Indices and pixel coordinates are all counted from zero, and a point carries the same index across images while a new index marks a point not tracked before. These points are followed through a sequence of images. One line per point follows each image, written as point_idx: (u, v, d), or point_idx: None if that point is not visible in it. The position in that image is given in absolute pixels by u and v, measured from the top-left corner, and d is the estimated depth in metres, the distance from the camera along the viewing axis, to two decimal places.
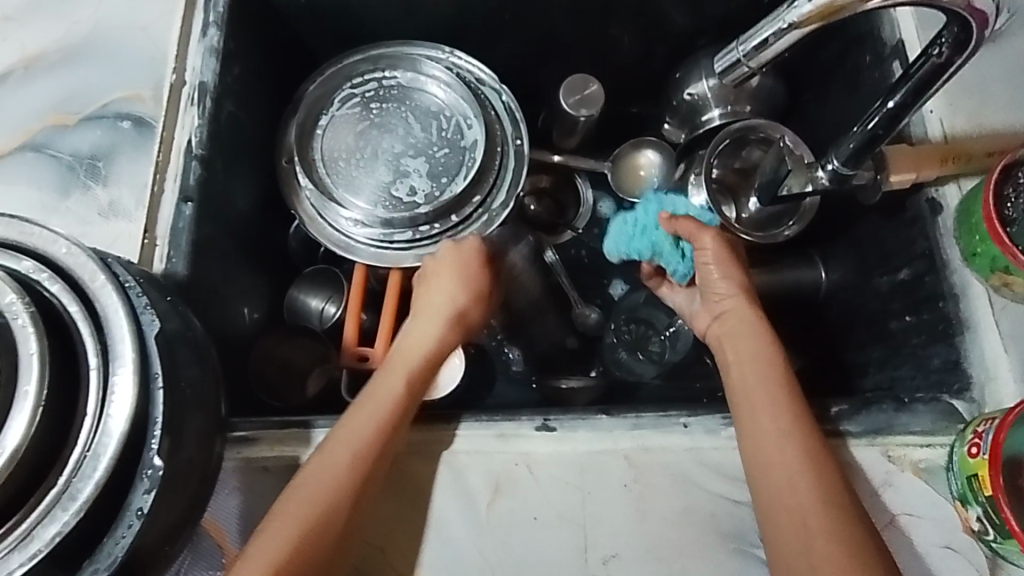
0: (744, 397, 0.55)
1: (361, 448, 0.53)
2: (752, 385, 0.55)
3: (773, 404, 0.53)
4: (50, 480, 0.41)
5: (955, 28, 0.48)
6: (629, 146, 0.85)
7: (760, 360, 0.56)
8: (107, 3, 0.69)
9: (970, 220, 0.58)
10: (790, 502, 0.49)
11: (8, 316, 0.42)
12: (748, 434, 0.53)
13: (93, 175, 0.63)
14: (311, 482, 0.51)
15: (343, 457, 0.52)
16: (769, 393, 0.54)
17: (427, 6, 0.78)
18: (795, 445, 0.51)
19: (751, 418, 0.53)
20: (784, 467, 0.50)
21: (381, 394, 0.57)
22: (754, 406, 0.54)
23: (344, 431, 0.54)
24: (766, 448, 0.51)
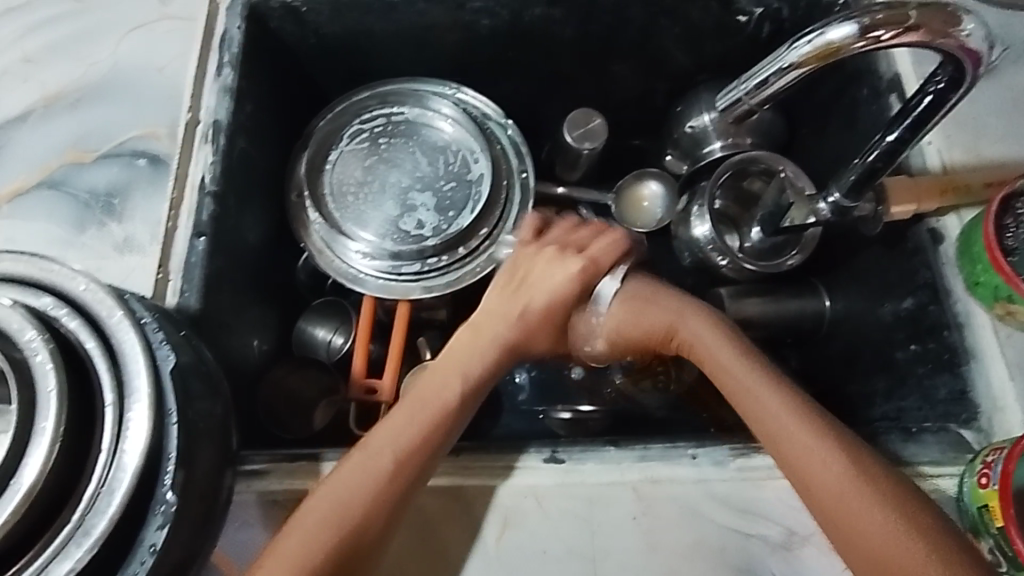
0: (786, 441, 0.51)
1: (403, 453, 0.53)
2: (756, 403, 0.54)
3: (786, 421, 0.52)
4: (64, 516, 0.42)
5: (950, 68, 0.50)
6: (632, 178, 0.85)
7: (744, 376, 0.56)
8: (125, 44, 0.71)
9: (971, 250, 0.59)
10: (844, 517, 0.48)
11: (27, 352, 0.43)
12: (811, 480, 0.50)
13: (108, 211, 0.65)
14: (326, 510, 0.51)
15: (361, 483, 0.52)
16: (815, 438, 0.51)
17: (434, 44, 0.80)
18: (835, 459, 0.50)
19: (777, 446, 0.52)
20: (832, 486, 0.49)
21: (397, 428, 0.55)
22: (806, 455, 0.50)
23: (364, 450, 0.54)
24: (810, 465, 0.50)
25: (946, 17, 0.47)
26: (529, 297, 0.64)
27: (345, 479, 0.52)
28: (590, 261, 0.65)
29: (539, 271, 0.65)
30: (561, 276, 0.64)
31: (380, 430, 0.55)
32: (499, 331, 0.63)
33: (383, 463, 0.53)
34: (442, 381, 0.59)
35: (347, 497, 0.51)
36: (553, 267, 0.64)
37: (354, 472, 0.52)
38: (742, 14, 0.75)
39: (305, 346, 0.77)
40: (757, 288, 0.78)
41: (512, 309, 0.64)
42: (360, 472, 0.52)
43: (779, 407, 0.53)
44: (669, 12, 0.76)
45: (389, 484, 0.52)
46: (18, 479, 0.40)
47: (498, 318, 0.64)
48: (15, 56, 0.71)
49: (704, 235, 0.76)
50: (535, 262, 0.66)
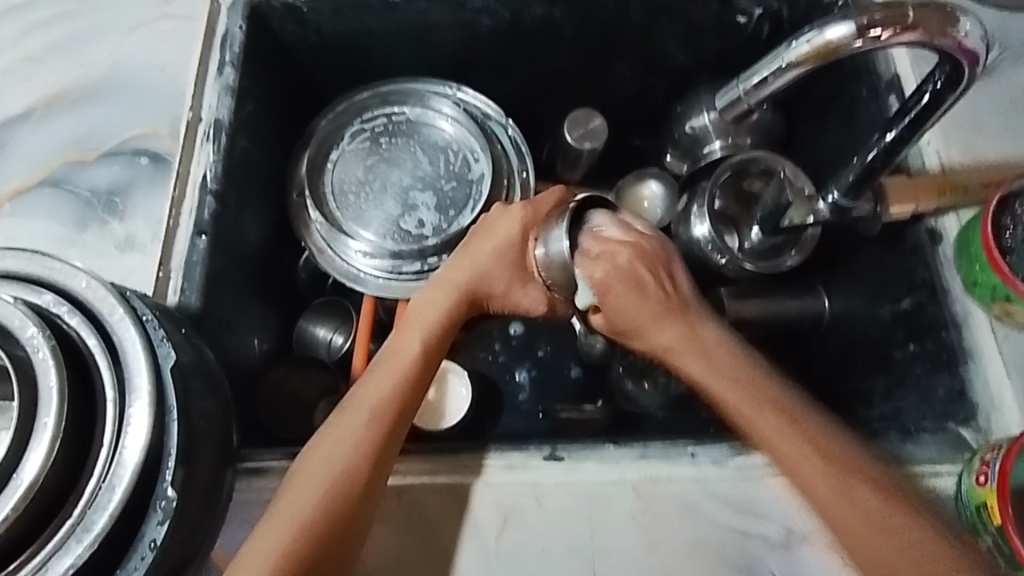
0: (746, 414, 0.55)
1: (372, 418, 0.54)
2: (736, 394, 0.55)
3: (768, 415, 0.54)
4: (66, 512, 0.42)
5: (948, 67, 0.51)
6: (632, 178, 0.86)
7: (715, 365, 0.57)
8: (126, 43, 0.71)
9: (970, 250, 0.59)
10: (830, 503, 0.50)
11: (29, 349, 0.43)
12: (777, 454, 0.53)
13: (110, 210, 0.65)
14: (310, 483, 0.51)
15: (342, 454, 0.52)
16: (775, 408, 0.54)
17: (435, 44, 0.81)
18: (815, 447, 0.52)
19: (762, 439, 0.54)
20: (818, 474, 0.51)
21: (376, 390, 0.56)
22: (771, 428, 0.53)
23: (341, 422, 0.54)
24: (793, 455, 0.52)
25: (943, 18, 0.47)
26: (489, 253, 0.64)
27: (327, 452, 0.53)
28: (534, 215, 0.64)
29: (493, 225, 0.65)
30: (511, 225, 0.64)
31: (353, 400, 0.56)
32: (458, 294, 0.63)
33: (357, 432, 0.53)
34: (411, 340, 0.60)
35: (326, 469, 0.52)
36: (502, 218, 0.65)
37: (332, 442, 0.53)
38: (742, 14, 0.75)
39: (306, 345, 0.78)
40: (756, 287, 0.78)
41: (472, 265, 0.64)
42: (342, 439, 0.53)
43: (761, 401, 0.55)
44: (668, 12, 0.76)
45: (368, 453, 0.53)
46: (20, 475, 0.40)
47: (461, 275, 0.64)
48: (17, 55, 0.71)
49: (703, 235, 0.76)
50: (489, 227, 0.66)
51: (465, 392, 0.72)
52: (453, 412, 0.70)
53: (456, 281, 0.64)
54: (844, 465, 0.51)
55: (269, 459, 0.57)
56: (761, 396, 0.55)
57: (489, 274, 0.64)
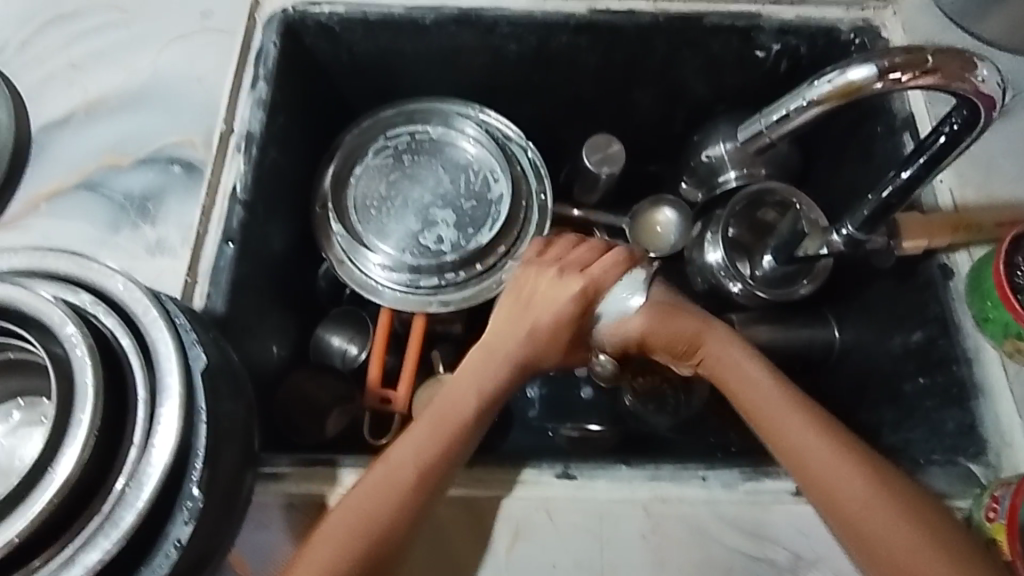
0: (778, 431, 0.54)
1: (428, 459, 0.55)
2: (791, 430, 0.54)
3: (827, 451, 0.52)
4: (94, 507, 0.43)
5: (965, 111, 0.53)
6: (648, 203, 0.87)
7: (788, 406, 0.55)
8: (165, 54, 0.74)
9: (980, 287, 0.60)
10: (868, 526, 0.50)
11: (67, 347, 0.44)
12: (812, 483, 0.52)
13: (142, 214, 0.66)
14: (348, 515, 0.52)
15: (386, 497, 0.52)
16: (811, 426, 0.54)
17: (461, 67, 0.83)
18: (867, 483, 0.51)
19: (806, 465, 0.52)
20: (856, 501, 0.50)
21: (415, 445, 0.55)
22: (805, 446, 0.53)
23: (385, 459, 0.55)
24: (837, 482, 0.51)
25: (962, 63, 0.50)
26: (548, 301, 0.62)
27: (366, 495, 0.52)
28: (593, 285, 0.62)
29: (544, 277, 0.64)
30: (562, 298, 0.62)
31: (394, 449, 0.55)
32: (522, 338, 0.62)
33: (405, 480, 0.53)
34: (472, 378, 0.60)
35: (376, 499, 0.52)
36: (554, 289, 0.62)
37: (368, 484, 0.53)
38: (761, 49, 0.78)
39: (321, 353, 0.79)
40: (765, 315, 0.79)
41: (520, 329, 0.62)
42: (378, 480, 0.53)
43: (820, 439, 0.53)
44: (690, 44, 0.78)
45: (414, 484, 0.53)
46: (53, 470, 0.41)
47: (515, 329, 0.62)
48: (60, 62, 0.74)
49: (715, 262, 0.78)
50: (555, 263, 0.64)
51: None
52: None
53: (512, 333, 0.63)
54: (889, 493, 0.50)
55: (283, 464, 0.58)
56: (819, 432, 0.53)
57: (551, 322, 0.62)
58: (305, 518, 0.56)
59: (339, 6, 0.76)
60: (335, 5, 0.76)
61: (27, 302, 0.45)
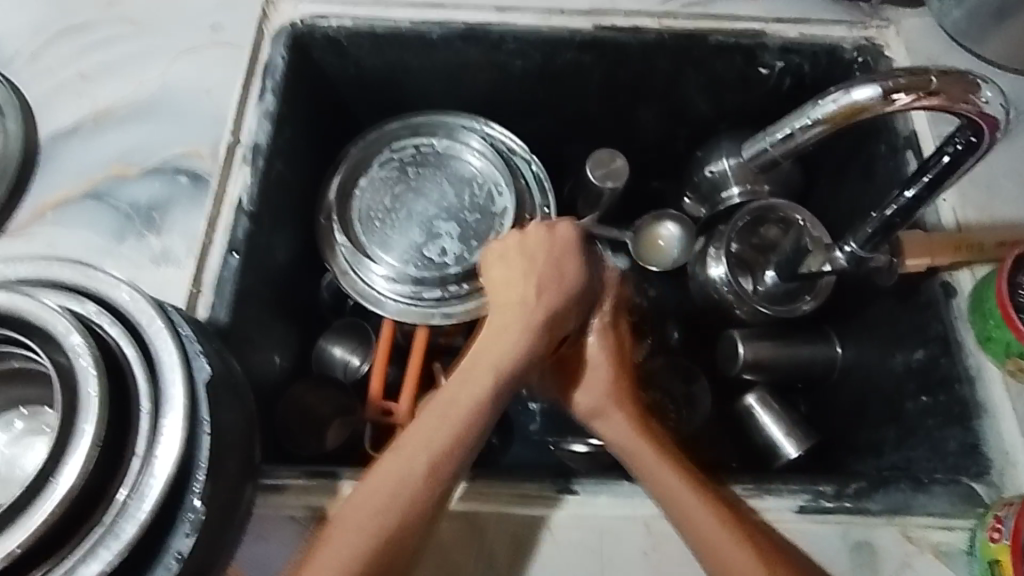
0: (636, 450, 0.58)
1: (430, 465, 0.53)
2: (650, 463, 0.56)
3: (680, 490, 0.55)
4: (96, 518, 0.43)
5: (969, 132, 0.53)
6: (650, 219, 0.86)
7: (649, 448, 0.57)
8: (173, 67, 0.74)
9: (982, 307, 0.61)
10: (725, 553, 0.52)
11: (72, 357, 0.44)
12: (662, 501, 0.55)
13: (148, 224, 0.67)
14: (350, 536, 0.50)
15: (392, 509, 0.51)
16: (655, 453, 0.57)
17: (466, 82, 0.83)
18: (714, 521, 0.53)
19: (664, 487, 0.55)
20: (707, 525, 0.53)
21: (414, 454, 0.53)
22: (653, 465, 0.56)
23: (383, 471, 0.53)
24: (686, 502, 0.54)
25: (965, 86, 0.50)
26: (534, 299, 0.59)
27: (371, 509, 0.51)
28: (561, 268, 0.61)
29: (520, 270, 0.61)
30: (534, 286, 0.59)
31: (388, 456, 0.53)
32: (519, 338, 0.58)
33: (405, 487, 0.52)
34: (448, 389, 0.56)
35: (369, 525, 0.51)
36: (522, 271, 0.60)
37: (364, 501, 0.52)
38: (765, 67, 0.78)
39: (323, 365, 0.79)
40: (767, 333, 0.78)
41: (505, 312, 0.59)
42: (376, 497, 0.52)
43: (674, 480, 0.55)
44: (694, 62, 0.79)
45: (416, 500, 0.52)
46: (56, 481, 0.41)
47: (505, 317, 0.59)
48: (70, 73, 0.75)
49: (719, 277, 0.78)
50: (535, 254, 0.61)
51: None
52: None
53: (503, 335, 0.58)
54: (735, 528, 0.52)
55: (285, 476, 0.57)
56: (677, 472, 0.56)
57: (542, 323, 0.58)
58: (305, 531, 0.56)
59: (347, 20, 0.77)
60: (342, 19, 0.77)
61: (34, 312, 0.45)
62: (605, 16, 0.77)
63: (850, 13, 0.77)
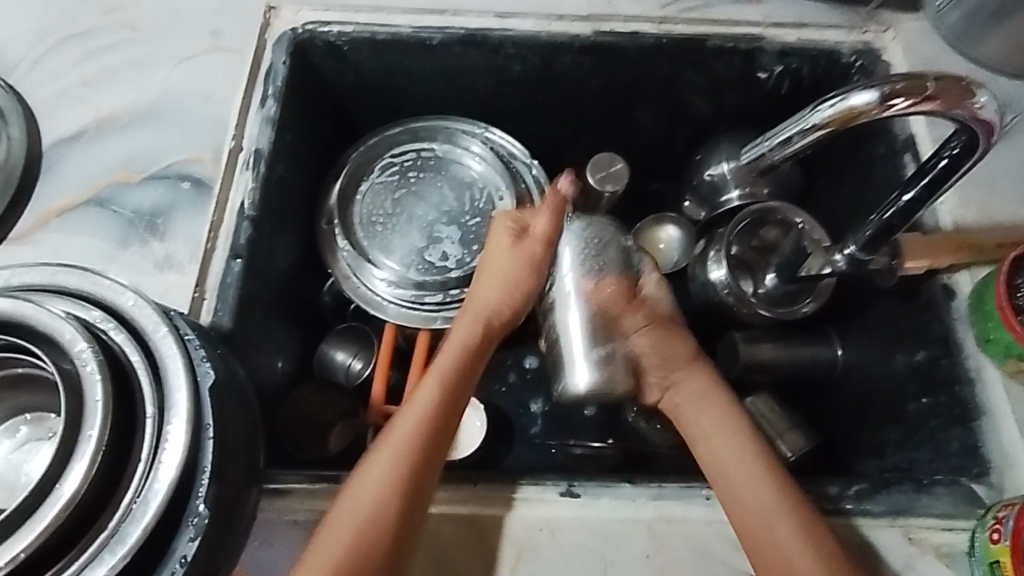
0: (707, 432, 0.61)
1: (411, 443, 0.56)
2: (720, 445, 0.59)
3: (738, 460, 0.58)
4: (101, 523, 0.43)
5: (965, 136, 0.54)
6: (651, 221, 0.88)
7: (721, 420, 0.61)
8: (176, 73, 0.75)
9: (982, 310, 0.61)
10: (772, 535, 0.53)
11: (77, 363, 0.44)
12: (725, 481, 0.57)
13: (152, 230, 0.67)
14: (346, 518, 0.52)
15: (377, 488, 0.54)
16: (729, 435, 0.60)
17: (466, 86, 0.84)
18: (774, 494, 0.55)
19: (721, 466, 0.58)
20: (759, 510, 0.54)
21: (400, 434, 0.57)
22: (723, 445, 0.59)
23: (372, 458, 0.56)
24: (743, 482, 0.56)
25: (961, 90, 0.51)
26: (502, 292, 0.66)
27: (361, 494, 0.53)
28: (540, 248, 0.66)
29: (490, 263, 0.68)
30: (511, 267, 0.66)
31: (379, 443, 0.57)
32: (472, 326, 0.65)
33: (394, 465, 0.55)
34: (441, 368, 0.61)
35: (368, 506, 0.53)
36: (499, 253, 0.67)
37: (359, 487, 0.54)
38: (763, 70, 0.79)
39: (325, 368, 0.79)
40: (768, 333, 0.79)
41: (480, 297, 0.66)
42: (369, 479, 0.54)
43: (734, 446, 0.59)
44: (693, 66, 0.79)
45: (405, 482, 0.54)
46: (61, 487, 0.42)
47: (484, 294, 0.66)
48: (73, 79, 0.75)
49: (719, 280, 0.79)
50: (517, 250, 0.67)
51: (479, 423, 0.74)
52: (467, 441, 0.72)
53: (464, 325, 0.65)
54: (789, 510, 0.54)
55: (288, 479, 0.58)
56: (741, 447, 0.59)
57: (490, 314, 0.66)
58: (308, 536, 0.56)
59: (348, 26, 0.77)
60: (343, 25, 0.77)
61: (39, 318, 0.45)
62: (605, 20, 0.78)
63: (848, 16, 0.77)
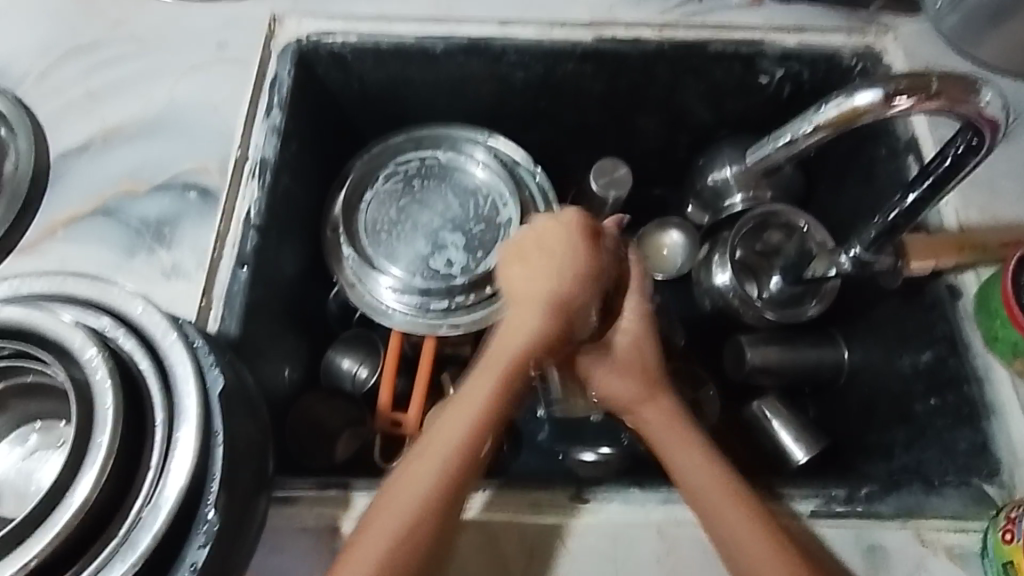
0: (655, 434, 0.61)
1: (443, 471, 0.54)
2: (678, 451, 0.59)
3: (706, 487, 0.56)
4: (111, 530, 0.43)
5: (969, 134, 0.54)
6: (654, 226, 0.87)
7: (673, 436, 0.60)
8: (181, 84, 0.75)
9: (989, 307, 0.61)
10: (752, 552, 0.53)
11: (88, 370, 0.44)
12: (700, 506, 0.55)
13: (159, 240, 0.67)
14: (374, 535, 0.52)
15: (407, 514, 0.52)
16: (685, 442, 0.59)
17: (469, 94, 0.84)
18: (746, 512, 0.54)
19: (690, 484, 0.57)
20: (739, 533, 0.53)
21: (432, 459, 0.54)
22: (687, 460, 0.58)
23: (404, 478, 0.54)
24: (716, 504, 0.55)
25: (964, 87, 0.51)
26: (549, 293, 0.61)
27: (392, 515, 0.52)
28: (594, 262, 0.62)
29: (529, 281, 0.62)
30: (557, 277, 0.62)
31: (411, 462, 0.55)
32: (538, 321, 0.60)
33: (422, 491, 0.53)
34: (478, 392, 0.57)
35: (398, 526, 0.52)
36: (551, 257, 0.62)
37: (386, 507, 0.53)
38: (765, 75, 0.79)
39: (331, 377, 0.78)
40: (774, 337, 0.79)
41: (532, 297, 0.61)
42: (398, 500, 0.53)
43: (697, 472, 0.57)
44: (694, 71, 0.80)
45: (433, 508, 0.53)
46: (71, 494, 0.42)
47: (531, 285, 0.62)
48: (79, 92, 0.76)
49: (724, 284, 0.79)
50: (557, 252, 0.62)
51: None
52: None
53: (514, 339, 0.60)
54: (766, 528, 0.54)
55: (298, 487, 0.58)
56: (699, 467, 0.57)
57: (559, 309, 0.60)
58: (318, 543, 0.56)
59: (352, 36, 0.78)
60: (346, 35, 0.78)
61: (49, 326, 0.46)
62: (606, 27, 0.78)
63: (848, 19, 0.78)
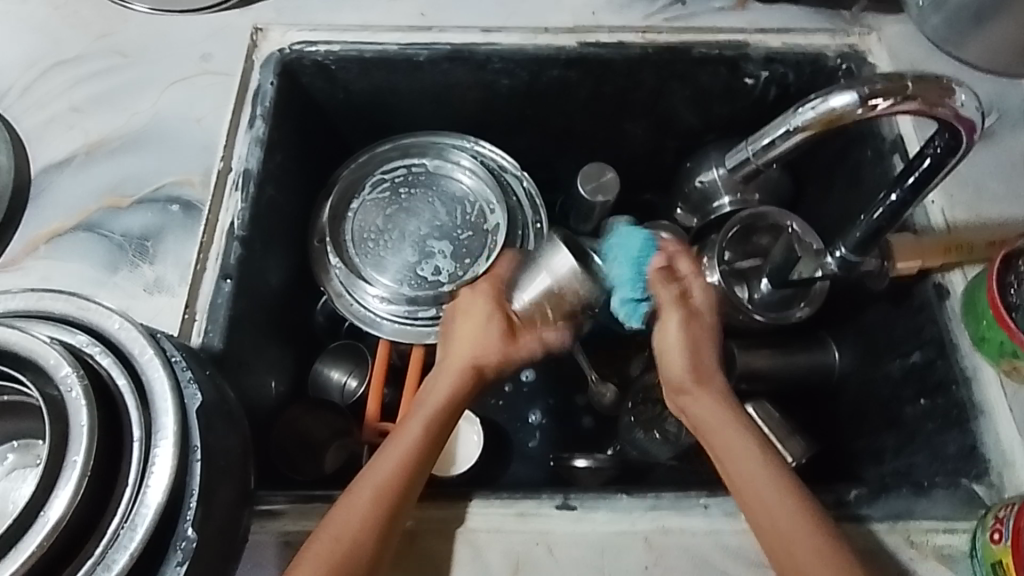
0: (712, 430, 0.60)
1: (391, 479, 0.55)
2: (732, 449, 0.58)
3: (780, 503, 0.53)
4: (86, 551, 0.43)
5: (947, 135, 0.54)
6: (645, 230, 0.84)
7: (746, 455, 0.57)
8: (163, 98, 0.75)
9: (976, 307, 0.61)
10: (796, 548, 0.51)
11: (62, 388, 0.44)
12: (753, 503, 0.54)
13: (141, 254, 0.67)
14: (333, 528, 0.52)
15: (359, 512, 0.52)
16: (741, 442, 0.58)
17: (455, 101, 0.84)
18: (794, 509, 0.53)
19: (745, 480, 0.56)
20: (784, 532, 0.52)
21: (384, 464, 0.56)
22: (741, 455, 0.57)
23: (360, 479, 0.55)
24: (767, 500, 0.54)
25: (940, 90, 0.51)
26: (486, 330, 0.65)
27: (344, 516, 0.52)
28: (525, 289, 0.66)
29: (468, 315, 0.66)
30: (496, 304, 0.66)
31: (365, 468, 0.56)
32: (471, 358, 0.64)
33: (374, 496, 0.53)
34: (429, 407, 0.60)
35: (356, 520, 0.52)
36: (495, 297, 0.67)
37: (343, 504, 0.53)
38: (750, 77, 0.79)
39: (319, 388, 0.79)
40: (765, 340, 0.79)
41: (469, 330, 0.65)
42: (350, 502, 0.53)
43: (776, 494, 0.54)
44: (679, 75, 0.80)
45: (380, 512, 0.53)
46: (45, 513, 0.41)
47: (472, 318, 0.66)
48: (62, 106, 0.76)
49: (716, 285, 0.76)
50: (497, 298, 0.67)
51: (476, 438, 0.72)
52: (463, 458, 0.70)
53: (457, 356, 0.64)
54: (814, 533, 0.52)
55: (280, 501, 0.57)
56: (778, 485, 0.54)
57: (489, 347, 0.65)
58: None
59: (335, 45, 0.78)
60: (329, 44, 0.78)
61: (24, 344, 0.45)
62: (589, 33, 0.78)
63: (833, 21, 0.78)
